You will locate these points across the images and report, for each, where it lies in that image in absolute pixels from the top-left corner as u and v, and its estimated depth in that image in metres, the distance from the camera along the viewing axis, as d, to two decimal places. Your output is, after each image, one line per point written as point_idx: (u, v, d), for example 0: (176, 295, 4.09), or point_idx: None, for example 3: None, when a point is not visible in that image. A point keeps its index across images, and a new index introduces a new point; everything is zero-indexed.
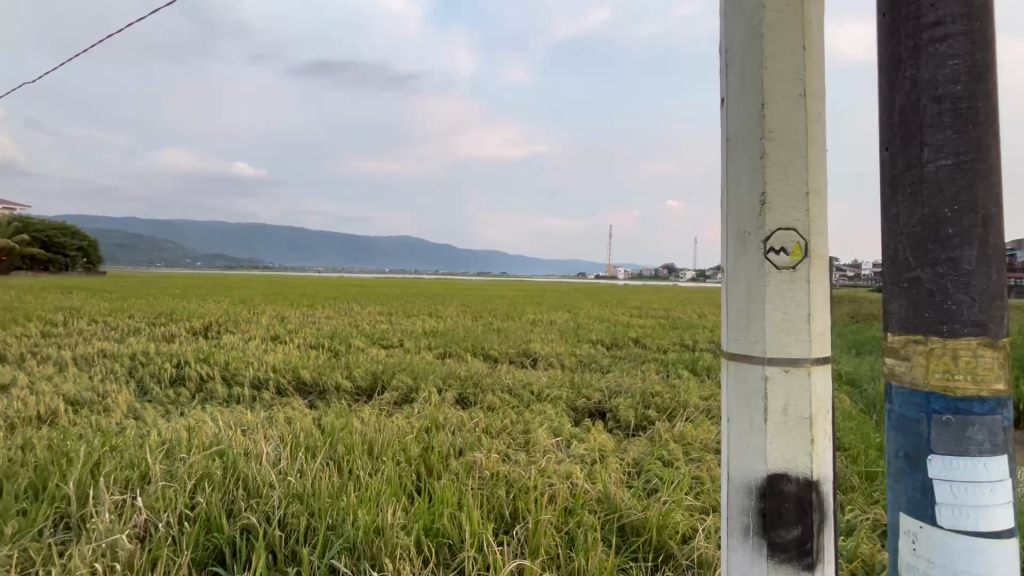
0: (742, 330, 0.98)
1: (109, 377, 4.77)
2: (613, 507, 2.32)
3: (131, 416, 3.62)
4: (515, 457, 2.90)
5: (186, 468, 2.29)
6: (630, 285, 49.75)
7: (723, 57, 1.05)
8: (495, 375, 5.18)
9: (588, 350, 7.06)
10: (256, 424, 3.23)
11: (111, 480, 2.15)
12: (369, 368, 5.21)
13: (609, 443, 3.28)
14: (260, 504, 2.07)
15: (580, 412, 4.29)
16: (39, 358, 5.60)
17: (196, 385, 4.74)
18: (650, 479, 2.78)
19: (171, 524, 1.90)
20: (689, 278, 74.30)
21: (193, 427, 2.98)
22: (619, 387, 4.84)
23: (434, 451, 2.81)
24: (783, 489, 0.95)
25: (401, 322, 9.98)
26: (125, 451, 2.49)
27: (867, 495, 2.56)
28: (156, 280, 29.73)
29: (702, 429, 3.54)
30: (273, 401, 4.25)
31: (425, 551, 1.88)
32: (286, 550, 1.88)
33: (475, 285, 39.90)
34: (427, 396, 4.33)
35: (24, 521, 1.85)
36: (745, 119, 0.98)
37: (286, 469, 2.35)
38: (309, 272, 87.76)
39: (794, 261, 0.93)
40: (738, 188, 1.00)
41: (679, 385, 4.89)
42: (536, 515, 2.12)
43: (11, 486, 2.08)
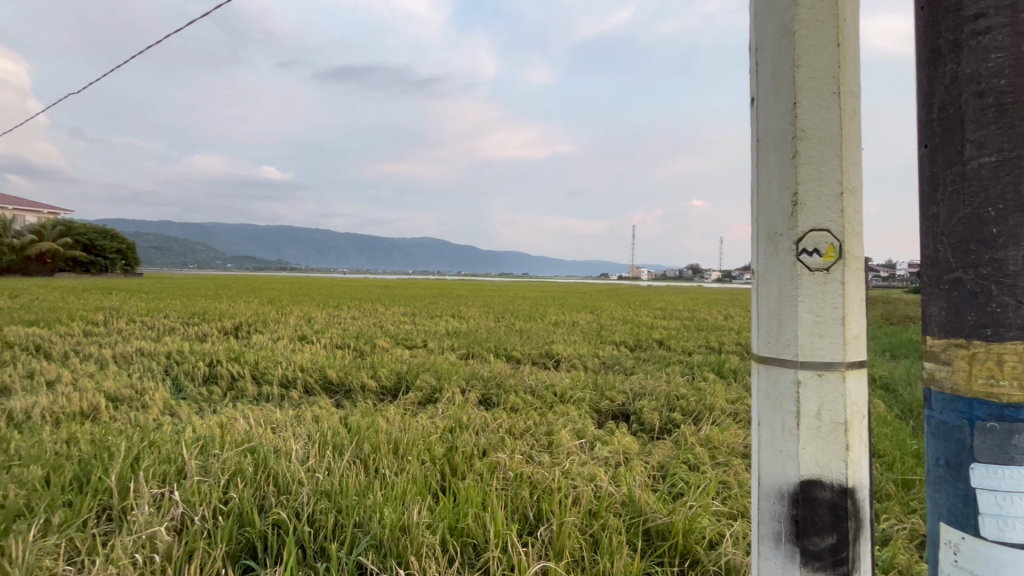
0: (773, 333, 0.96)
1: (146, 375, 4.95)
2: (638, 510, 2.30)
3: (167, 413, 3.76)
4: (539, 458, 2.91)
5: (221, 463, 2.37)
6: (653, 287, 49.15)
7: (754, 55, 1.04)
8: (518, 376, 5.20)
9: (611, 352, 7.01)
10: (285, 422, 3.30)
11: (150, 474, 2.23)
12: (394, 369, 5.28)
13: (633, 445, 3.25)
14: (290, 500, 2.12)
15: (604, 415, 4.27)
16: (81, 356, 5.85)
17: (227, 384, 4.88)
18: (676, 483, 2.74)
19: (206, 518, 1.97)
20: (714, 278, 72.99)
21: (226, 425, 3.07)
22: (643, 389, 4.79)
23: (458, 450, 2.84)
24: (817, 496, 0.93)
25: (423, 323, 10.09)
26: (162, 447, 2.58)
27: (904, 503, 2.47)
28: (189, 281, 30.80)
29: (729, 433, 3.48)
30: (301, 400, 4.35)
31: (449, 550, 1.89)
32: (315, 546, 1.92)
33: (496, 286, 40.03)
34: (450, 396, 4.37)
35: (71, 512, 1.93)
36: (776, 117, 0.97)
37: (315, 467, 2.40)
38: (334, 273, 89.48)
39: (828, 262, 0.91)
40: (770, 190, 0.98)
41: (704, 388, 4.81)
42: (560, 517, 2.12)
43: (58, 478, 2.18)
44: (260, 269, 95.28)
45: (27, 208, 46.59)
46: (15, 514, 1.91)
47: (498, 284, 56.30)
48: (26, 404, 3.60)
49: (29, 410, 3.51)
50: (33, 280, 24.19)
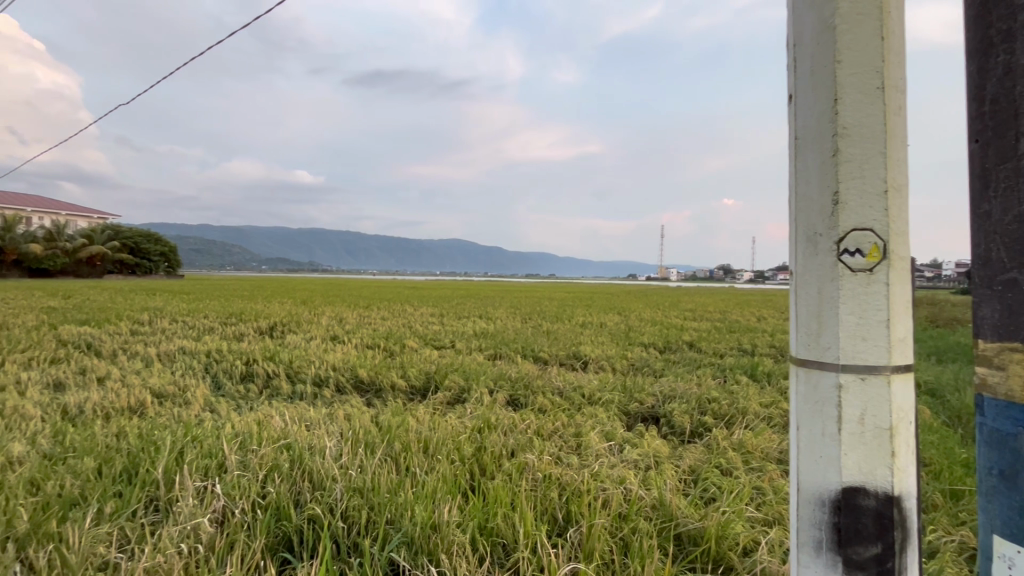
0: (814, 335, 0.94)
1: (188, 373, 5.16)
2: (669, 515, 2.26)
3: (208, 409, 3.91)
4: (568, 460, 2.90)
5: (258, 459, 2.45)
6: (682, 288, 48.29)
7: (792, 51, 1.02)
8: (545, 377, 5.19)
9: (640, 353, 6.92)
10: (318, 420, 3.39)
11: (193, 468, 2.32)
12: (423, 369, 5.35)
13: (664, 449, 3.20)
14: (324, 496, 2.18)
15: (633, 417, 4.22)
16: (128, 354, 6.14)
17: (263, 382, 5.05)
18: (708, 488, 2.68)
19: (245, 511, 2.04)
20: (746, 279, 71.16)
21: (262, 421, 3.18)
22: (673, 391, 4.72)
23: (487, 451, 2.86)
24: (860, 504, 0.90)
25: (451, 324, 10.17)
26: (203, 442, 2.69)
27: (952, 515, 2.36)
28: (226, 283, 31.95)
29: (763, 438, 3.39)
30: (334, 399, 4.45)
31: (479, 549, 1.90)
32: (348, 541, 1.97)
33: (522, 287, 40.04)
34: (479, 397, 4.40)
35: (121, 502, 2.03)
36: (815, 115, 0.95)
37: (347, 464, 2.45)
38: (364, 275, 91.24)
39: (871, 263, 0.88)
40: (809, 189, 0.96)
41: (737, 391, 4.70)
42: (589, 519, 2.11)
43: (109, 469, 2.30)
44: (293, 270, 97.99)
45: (78, 214, 49.27)
46: (71, 502, 2.02)
47: (525, 284, 56.28)
48: (79, 399, 3.81)
49: (82, 404, 3.71)
50: (85, 282, 25.49)
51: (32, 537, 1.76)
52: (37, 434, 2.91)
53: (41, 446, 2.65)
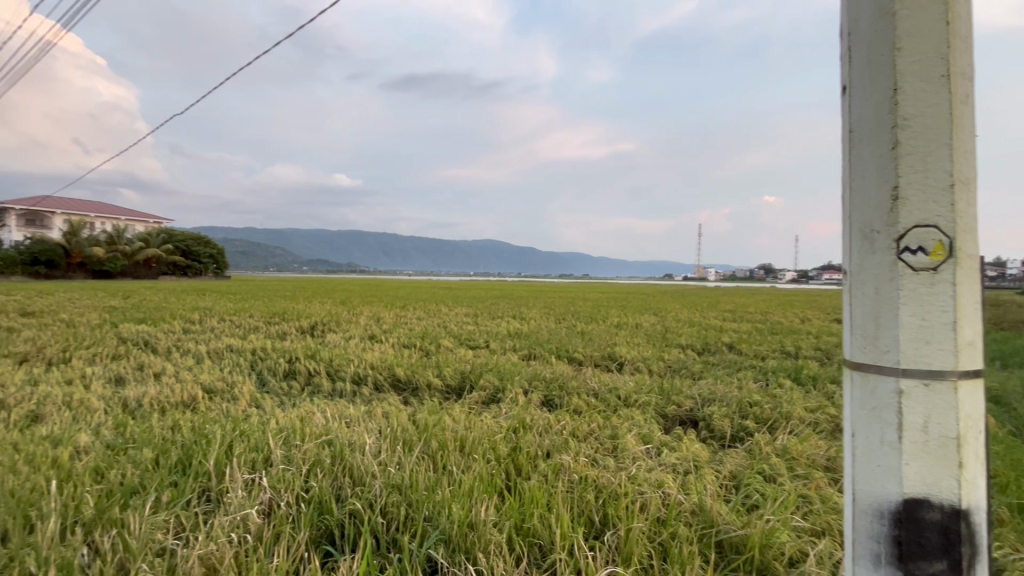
0: (871, 337, 0.90)
1: (235, 370, 5.39)
2: (710, 521, 2.20)
3: (254, 404, 4.07)
4: (604, 462, 2.87)
5: (302, 454, 2.53)
6: (720, 288, 47.03)
7: (846, 42, 0.97)
8: (581, 378, 5.15)
9: (677, 355, 6.78)
10: (357, 417, 3.48)
11: (241, 461, 2.42)
12: (458, 369, 5.40)
13: (704, 453, 3.12)
14: (364, 492, 2.23)
15: (670, 420, 4.14)
16: (181, 351, 6.48)
17: (305, 379, 5.22)
18: (751, 495, 2.59)
19: (290, 504, 2.11)
20: (789, 279, 68.57)
21: (305, 418, 3.28)
22: (713, 394, 4.59)
23: (523, 451, 2.86)
24: (924, 517, 0.85)
25: (485, 324, 10.24)
26: (251, 436, 2.80)
27: (1021, 531, 2.20)
28: (269, 283, 33.18)
29: (810, 444, 3.25)
30: (372, 397, 4.55)
31: (516, 549, 1.91)
32: (388, 537, 2.00)
33: (555, 287, 39.89)
34: (513, 397, 4.41)
35: (177, 492, 2.14)
36: (872, 106, 0.90)
37: (386, 461, 2.50)
38: (399, 275, 93.01)
39: (935, 262, 0.83)
40: (865, 185, 0.92)
41: (780, 395, 4.53)
42: (627, 523, 2.07)
43: (165, 460, 2.43)
44: (332, 272, 100.94)
45: (136, 219, 52.30)
46: (131, 490, 2.15)
47: (558, 284, 56.06)
48: (137, 393, 4.04)
49: (140, 399, 3.93)
50: (142, 283, 27.00)
51: (97, 522, 1.87)
52: (100, 425, 3.10)
53: (104, 438, 2.82)
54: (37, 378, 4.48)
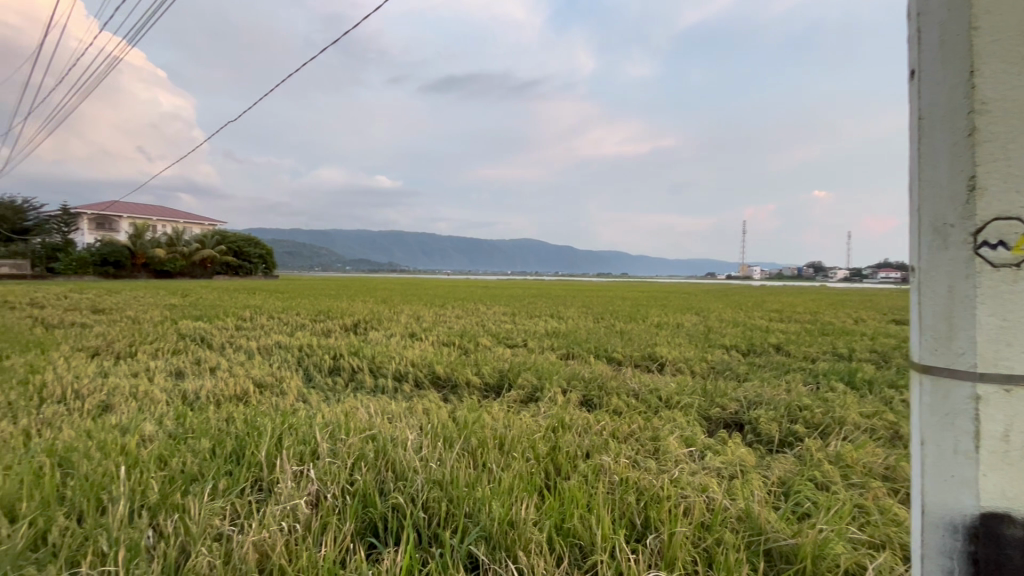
0: (944, 339, 0.85)
1: (284, 365, 5.62)
2: (757, 528, 2.12)
3: (301, 399, 4.23)
4: (646, 464, 2.81)
5: (347, 448, 2.61)
6: (766, 287, 45.30)
7: (916, 25, 0.94)
8: (620, 378, 5.07)
9: (720, 356, 6.58)
10: (399, 413, 3.55)
11: (290, 453, 2.52)
12: (496, 367, 5.43)
13: (750, 458, 3.01)
14: (406, 487, 2.27)
15: (714, 423, 4.02)
16: (234, 347, 6.80)
17: (349, 375, 5.38)
18: (802, 503, 2.48)
19: (336, 496, 2.18)
20: (841, 278, 65.29)
21: (350, 412, 3.38)
22: (759, 397, 4.42)
23: (562, 450, 2.84)
24: (1004, 534, 0.80)
25: (522, 323, 10.25)
26: (299, 429, 2.91)
27: None
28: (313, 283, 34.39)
29: (866, 452, 3.08)
30: (412, 393, 4.65)
31: (556, 549, 1.89)
32: (429, 531, 2.04)
33: (592, 287, 39.52)
34: (552, 396, 4.39)
35: (232, 481, 2.25)
36: (945, 91, 0.86)
37: (428, 457, 2.54)
38: (438, 275, 94.50)
39: (1018, 257, 0.77)
40: (937, 175, 0.87)
41: (832, 399, 4.32)
42: (670, 528, 2.03)
43: (221, 450, 2.56)
44: (373, 271, 103.65)
45: (193, 222, 55.48)
46: (191, 477, 2.27)
47: (596, 283, 55.44)
48: (195, 386, 4.27)
49: (198, 391, 4.16)
50: (199, 282, 28.54)
51: (161, 507, 1.99)
52: (163, 416, 3.30)
53: (167, 427, 3.00)
54: (107, 371, 4.82)
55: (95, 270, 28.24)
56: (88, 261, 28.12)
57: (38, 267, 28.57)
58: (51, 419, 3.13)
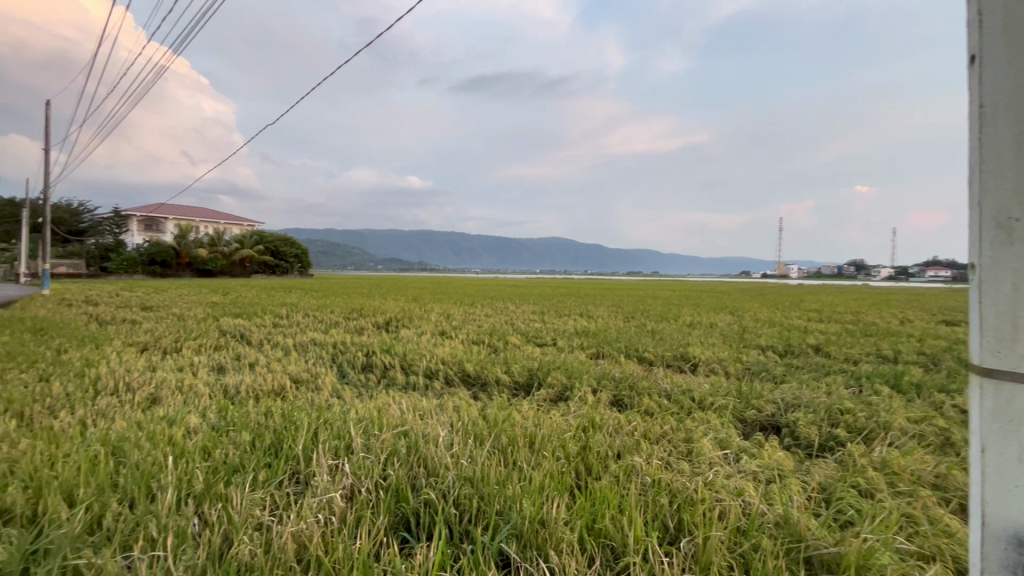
0: (1007, 342, 0.81)
1: (320, 361, 5.78)
2: (796, 535, 2.05)
3: (335, 394, 4.34)
4: (678, 465, 2.76)
5: (380, 443, 2.66)
6: (804, 287, 43.77)
7: (975, 11, 0.90)
8: (652, 379, 5.00)
9: (756, 356, 6.39)
10: (430, 410, 3.59)
11: (325, 447, 2.59)
12: (526, 365, 5.44)
13: (788, 462, 2.91)
14: (438, 483, 2.30)
15: (749, 425, 3.91)
16: (272, 343, 7.04)
17: (381, 372, 5.49)
18: (844, 511, 2.38)
19: (370, 490, 2.22)
20: (886, 276, 62.44)
21: (382, 408, 3.45)
22: (797, 399, 4.28)
23: (593, 450, 2.82)
24: None
25: (552, 322, 10.23)
26: (334, 424, 2.98)
27: None
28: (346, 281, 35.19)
29: (914, 458, 2.93)
30: (443, 390, 4.71)
31: (589, 549, 1.88)
32: (460, 527, 2.05)
33: (622, 286, 39.06)
34: (582, 396, 4.35)
35: (271, 473, 2.33)
36: (1010, 78, 0.82)
37: (459, 454, 2.56)
38: (467, 273, 95.30)
39: None
40: (1000, 167, 0.83)
41: (877, 403, 4.13)
42: (704, 532, 1.98)
43: (261, 443, 2.65)
44: (404, 270, 105.36)
45: (233, 223, 57.68)
46: (233, 468, 2.36)
47: (626, 282, 54.71)
48: (236, 381, 4.44)
49: (239, 386, 4.32)
50: (239, 280, 29.60)
51: (206, 495, 2.07)
52: (206, 409, 3.44)
53: (210, 420, 3.13)
54: (155, 365, 5.06)
55: (143, 268, 29.70)
56: (137, 261, 29.64)
57: (92, 267, 30.29)
58: (105, 410, 3.30)
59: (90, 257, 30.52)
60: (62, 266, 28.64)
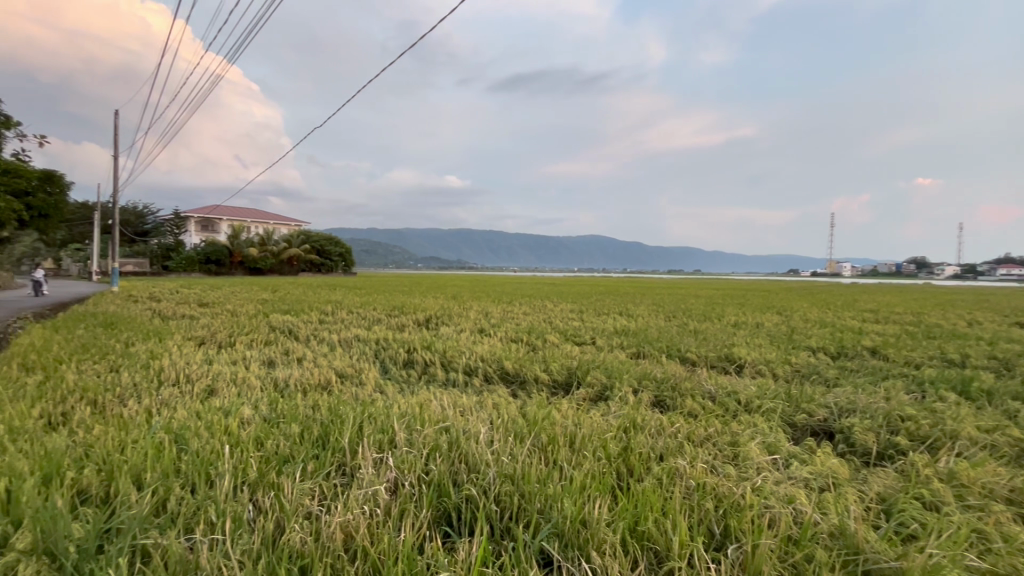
0: None
1: (363, 357, 5.95)
2: (853, 547, 1.95)
3: (378, 389, 4.46)
4: (723, 470, 2.68)
5: (422, 439, 2.70)
6: (858, 285, 41.56)
7: None
8: (695, 380, 4.86)
9: (806, 358, 6.11)
10: (470, 407, 3.62)
11: (370, 440, 2.66)
12: (564, 364, 5.42)
13: (843, 470, 2.77)
14: (479, 479, 2.32)
15: (799, 430, 3.75)
16: (318, 339, 7.30)
17: (422, 368, 5.59)
18: (907, 524, 2.24)
19: (413, 484, 2.26)
20: (951, 275, 58.39)
21: (423, 404, 3.51)
22: (852, 404, 4.06)
23: (634, 452, 2.77)
24: None
25: (590, 320, 10.14)
26: (377, 418, 3.06)
27: None
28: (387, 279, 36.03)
29: (986, 470, 2.73)
30: (482, 388, 4.74)
31: (631, 551, 1.85)
32: (501, 525, 2.06)
33: (663, 284, 38.23)
34: (622, 396, 4.28)
35: (319, 464, 2.42)
36: None
37: (500, 451, 2.57)
38: (505, 272, 95.73)
39: None
40: None
41: (942, 410, 3.86)
42: (753, 539, 1.91)
43: (309, 435, 2.75)
44: (443, 268, 106.91)
45: (281, 224, 60.17)
46: (284, 458, 2.46)
47: (666, 281, 53.51)
48: (285, 375, 4.63)
49: (287, 379, 4.50)
50: (286, 278, 30.81)
51: (260, 483, 2.17)
52: (258, 401, 3.60)
53: (262, 411, 3.28)
54: (211, 358, 5.34)
55: (200, 267, 31.45)
56: (195, 261, 31.42)
57: (155, 266, 32.33)
58: (168, 400, 3.52)
59: (153, 257, 32.62)
60: (129, 266, 30.68)
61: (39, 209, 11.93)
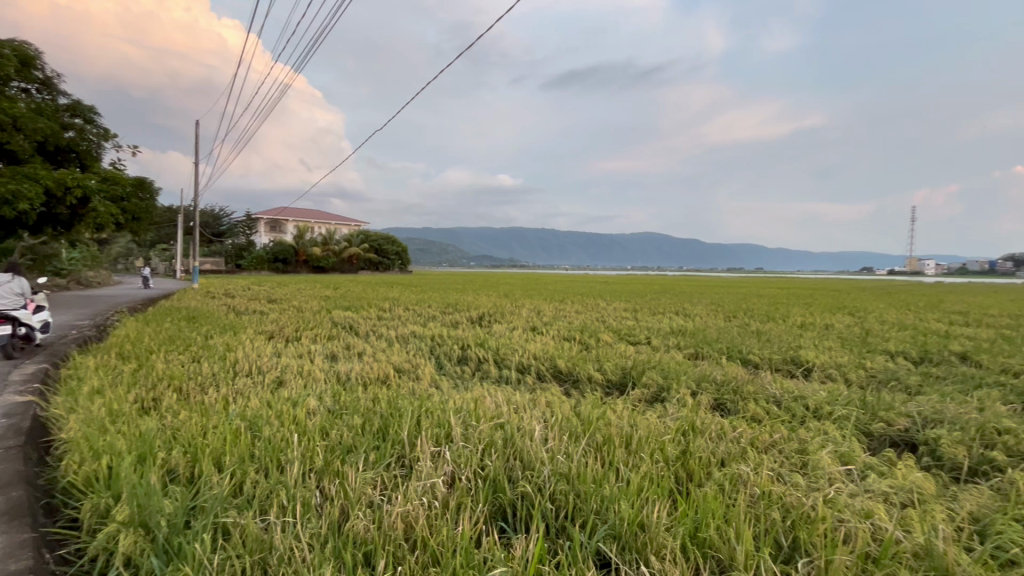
0: None
1: (419, 353, 6.12)
2: (942, 568, 1.79)
3: (434, 384, 4.57)
4: (791, 478, 2.54)
5: (478, 434, 2.73)
6: (944, 284, 38.03)
7: None
8: (758, 383, 4.63)
9: (883, 362, 5.66)
10: (524, 404, 3.63)
11: (427, 434, 2.73)
12: (618, 364, 5.32)
13: (928, 485, 2.54)
14: (534, 477, 2.32)
15: (876, 440, 3.49)
16: (377, 335, 7.57)
17: (476, 364, 5.67)
18: (1005, 547, 2.03)
19: (469, 478, 2.30)
20: None
21: (477, 400, 3.55)
22: (938, 414, 3.73)
23: (694, 456, 2.68)
24: None
25: (646, 320, 9.89)
26: (434, 413, 3.13)
27: None
28: None
29: None
30: (535, 385, 4.75)
31: (692, 558, 1.79)
32: (557, 523, 2.05)
33: (723, 282, 36.64)
34: (680, 398, 4.15)
35: (380, 455, 2.51)
36: None
37: (554, 450, 2.56)
38: (556, 270, 95.29)
39: None
40: None
41: None
42: (826, 555, 1.79)
43: (371, 427, 2.86)
44: (495, 266, 107.92)
45: (342, 224, 62.96)
46: (348, 448, 2.57)
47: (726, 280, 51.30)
48: (347, 368, 4.83)
49: (349, 373, 4.70)
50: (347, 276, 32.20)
51: (325, 471, 2.28)
52: (323, 392, 3.79)
53: (326, 403, 3.44)
54: (280, 351, 5.67)
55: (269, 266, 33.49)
56: (265, 261, 33.50)
57: (230, 266, 34.76)
58: (242, 389, 3.77)
59: (229, 256, 35.08)
60: (208, 264, 33.18)
61: (132, 213, 13.06)
